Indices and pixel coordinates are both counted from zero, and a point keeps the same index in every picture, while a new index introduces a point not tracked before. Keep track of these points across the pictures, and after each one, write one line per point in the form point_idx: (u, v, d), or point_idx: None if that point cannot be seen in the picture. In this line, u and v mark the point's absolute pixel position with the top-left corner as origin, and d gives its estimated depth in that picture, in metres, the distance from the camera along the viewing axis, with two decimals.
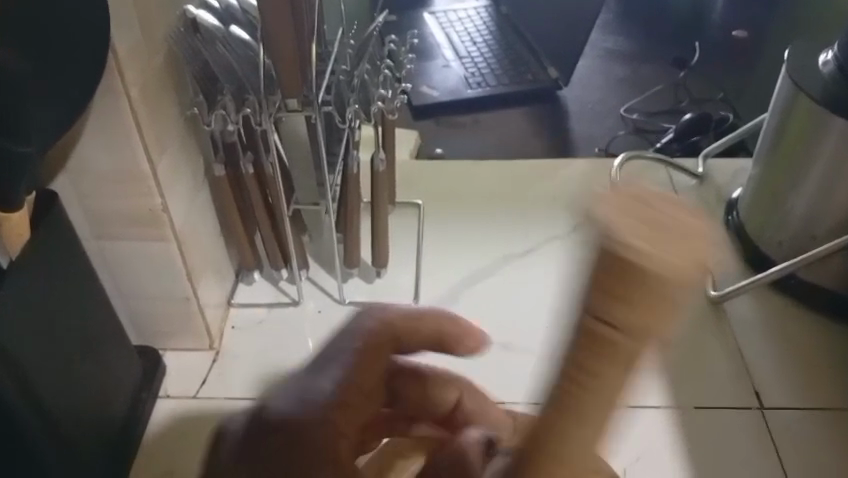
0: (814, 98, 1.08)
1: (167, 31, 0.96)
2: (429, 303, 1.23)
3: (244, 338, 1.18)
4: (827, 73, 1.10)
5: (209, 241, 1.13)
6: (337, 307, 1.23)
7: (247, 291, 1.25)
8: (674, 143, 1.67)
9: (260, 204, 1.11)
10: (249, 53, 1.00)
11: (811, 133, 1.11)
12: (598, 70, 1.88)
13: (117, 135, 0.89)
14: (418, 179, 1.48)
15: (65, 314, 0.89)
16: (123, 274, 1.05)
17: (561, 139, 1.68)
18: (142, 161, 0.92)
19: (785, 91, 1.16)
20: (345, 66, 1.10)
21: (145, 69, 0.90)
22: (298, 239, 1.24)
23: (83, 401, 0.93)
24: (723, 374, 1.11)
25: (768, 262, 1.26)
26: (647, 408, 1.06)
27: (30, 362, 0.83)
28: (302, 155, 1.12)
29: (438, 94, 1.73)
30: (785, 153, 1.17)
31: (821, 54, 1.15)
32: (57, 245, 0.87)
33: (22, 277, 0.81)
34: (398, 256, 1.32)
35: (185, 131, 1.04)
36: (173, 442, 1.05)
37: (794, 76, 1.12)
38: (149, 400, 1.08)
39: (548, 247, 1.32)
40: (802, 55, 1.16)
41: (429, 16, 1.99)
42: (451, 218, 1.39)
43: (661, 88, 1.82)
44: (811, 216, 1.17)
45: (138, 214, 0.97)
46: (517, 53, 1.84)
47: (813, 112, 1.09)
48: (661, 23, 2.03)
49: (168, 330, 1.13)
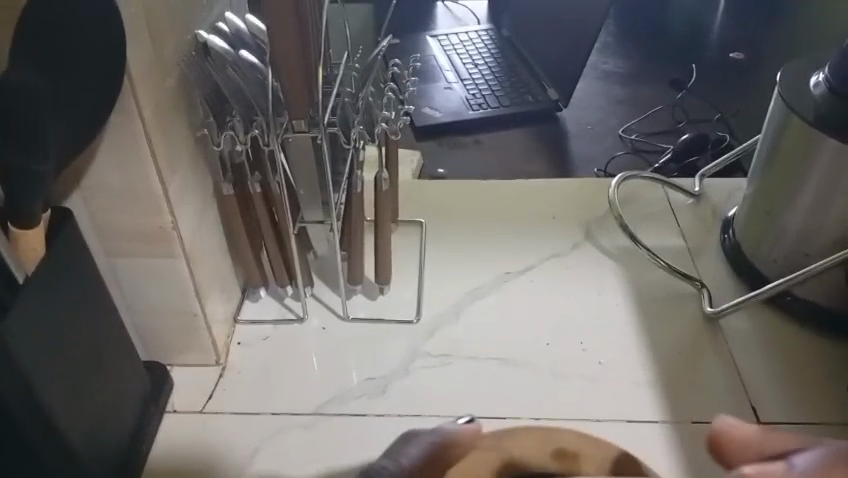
0: (806, 119, 1.12)
1: (179, 55, 1.00)
2: (431, 320, 1.26)
3: (250, 354, 1.21)
4: (819, 95, 1.14)
5: (216, 258, 1.16)
6: (341, 323, 1.25)
7: (253, 308, 1.28)
8: (671, 163, 1.71)
9: (266, 222, 1.14)
10: (257, 75, 1.04)
11: (804, 153, 1.14)
12: (596, 92, 1.92)
13: (130, 155, 0.92)
14: (420, 198, 1.51)
15: (77, 326, 0.91)
16: (134, 290, 1.07)
17: (560, 159, 1.71)
18: (153, 180, 0.95)
19: (778, 113, 1.19)
20: (350, 88, 1.15)
21: (158, 91, 0.93)
22: (303, 256, 1.27)
23: (94, 414, 0.95)
24: (720, 389, 1.13)
25: (763, 279, 1.28)
26: (645, 423, 1.08)
27: (42, 371, 0.85)
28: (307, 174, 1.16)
29: (440, 115, 1.77)
30: (779, 173, 1.20)
31: (813, 76, 1.18)
32: (72, 261, 0.90)
33: (37, 291, 0.84)
34: (401, 274, 1.35)
35: (195, 151, 1.07)
36: (181, 454, 1.07)
37: (787, 97, 1.16)
38: (156, 414, 1.10)
39: (548, 264, 1.35)
40: (794, 77, 1.20)
41: (431, 40, 2.03)
42: (453, 236, 1.42)
43: (659, 109, 1.86)
44: (805, 233, 1.19)
45: (148, 231, 1.00)
46: (517, 75, 1.88)
47: (805, 133, 1.12)
48: (659, 47, 2.07)
49: (176, 346, 1.15)
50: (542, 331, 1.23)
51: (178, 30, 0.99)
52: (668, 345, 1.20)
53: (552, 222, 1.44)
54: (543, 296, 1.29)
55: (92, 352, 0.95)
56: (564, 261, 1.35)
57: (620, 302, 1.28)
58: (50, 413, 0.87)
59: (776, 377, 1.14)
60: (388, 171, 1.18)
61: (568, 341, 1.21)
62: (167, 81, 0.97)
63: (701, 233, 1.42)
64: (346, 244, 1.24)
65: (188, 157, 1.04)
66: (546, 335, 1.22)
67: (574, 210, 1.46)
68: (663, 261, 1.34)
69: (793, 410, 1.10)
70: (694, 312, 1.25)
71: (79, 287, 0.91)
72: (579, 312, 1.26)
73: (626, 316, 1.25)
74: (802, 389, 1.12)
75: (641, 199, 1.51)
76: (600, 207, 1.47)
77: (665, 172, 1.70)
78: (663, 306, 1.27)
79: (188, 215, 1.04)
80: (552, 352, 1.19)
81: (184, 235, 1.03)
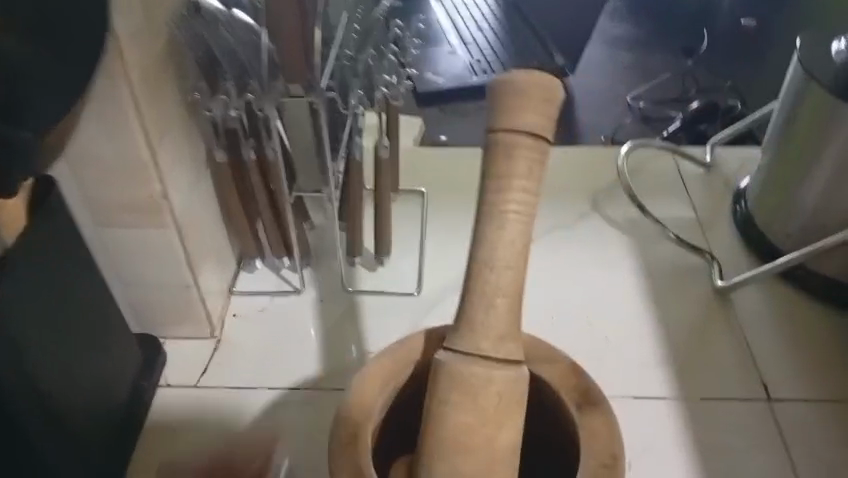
0: (829, 88, 1.06)
1: (166, 16, 0.94)
2: (431, 292, 1.22)
3: (245, 327, 1.17)
4: (841, 61, 1.08)
5: (210, 228, 1.12)
6: (340, 295, 1.22)
7: (248, 279, 1.24)
8: (681, 132, 1.65)
9: (262, 192, 1.10)
10: (252, 38, 0.97)
11: (825, 123, 1.09)
12: (605, 57, 1.85)
13: (116, 123, 0.87)
14: (422, 167, 1.46)
15: (67, 300, 0.88)
16: (125, 262, 1.04)
17: (565, 128, 1.66)
18: (142, 150, 0.90)
19: (798, 80, 1.13)
20: (348, 51, 1.09)
21: (144, 53, 0.88)
22: (301, 226, 1.23)
23: (84, 391, 0.93)
24: (731, 367, 1.10)
25: (776, 253, 1.24)
26: (651, 401, 1.06)
27: (31, 344, 0.82)
28: (304, 141, 1.11)
29: (443, 81, 1.72)
30: (796, 144, 1.16)
31: (835, 41, 1.12)
32: (59, 232, 0.86)
33: (24, 265, 0.80)
34: (401, 245, 1.31)
35: (186, 117, 1.02)
36: (179, 430, 1.05)
37: (808, 64, 1.10)
38: (149, 390, 1.08)
39: (554, 235, 1.30)
40: (815, 42, 1.14)
41: (434, 0, 1.96)
42: (455, 206, 1.37)
43: (669, 76, 1.80)
44: (822, 206, 1.15)
45: (139, 201, 0.96)
46: (523, 39, 1.82)
47: (828, 102, 1.07)
48: (670, 10, 1.99)
49: (170, 319, 1.12)
50: (547, 306, 1.19)
51: None
52: (677, 321, 1.16)
53: (558, 192, 1.39)
54: (548, 269, 1.25)
55: (83, 324, 0.92)
56: (570, 233, 1.31)
57: (628, 276, 1.24)
58: (40, 388, 0.84)
59: (787, 353, 1.12)
60: (388, 138, 1.14)
61: (573, 316, 1.17)
62: (154, 42, 0.91)
63: (711, 205, 1.38)
64: (344, 215, 1.21)
65: (178, 124, 0.99)
66: (551, 310, 1.18)
67: (581, 179, 1.41)
68: (672, 234, 1.29)
69: (804, 388, 1.08)
70: (705, 288, 1.21)
71: (66, 258, 0.88)
72: (586, 285, 1.22)
73: (634, 291, 1.21)
74: (812, 366, 1.11)
75: (649, 168, 1.46)
76: (608, 176, 1.42)
77: (674, 140, 1.65)
78: (672, 280, 1.23)
79: (180, 183, 1.00)
80: (556, 327, 1.16)
81: (177, 204, 0.99)
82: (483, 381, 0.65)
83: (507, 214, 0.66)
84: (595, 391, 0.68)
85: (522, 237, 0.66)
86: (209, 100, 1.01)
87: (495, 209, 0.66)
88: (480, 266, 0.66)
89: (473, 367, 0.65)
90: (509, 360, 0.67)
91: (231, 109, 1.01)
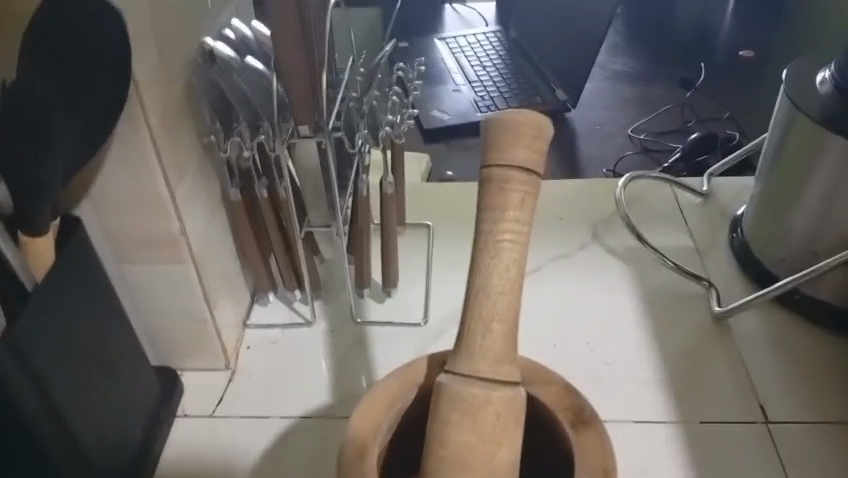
0: (813, 118, 1.11)
1: (185, 62, 1.01)
2: (439, 322, 1.26)
3: (260, 358, 1.22)
4: (826, 92, 1.14)
5: (225, 262, 1.17)
6: (351, 326, 1.26)
7: (263, 312, 1.29)
8: (680, 163, 1.70)
9: (274, 227, 1.15)
10: (263, 82, 1.05)
11: (810, 152, 1.13)
12: (605, 92, 1.91)
13: (138, 163, 0.93)
14: (429, 202, 1.51)
15: (89, 333, 0.93)
16: (145, 295, 1.09)
17: (569, 161, 1.70)
18: (161, 187, 0.96)
19: (784, 112, 1.19)
20: (355, 93, 1.15)
21: (177, 95, 0.96)
22: (312, 260, 1.28)
23: (105, 420, 0.97)
24: (729, 388, 1.13)
25: (772, 277, 1.28)
26: (652, 423, 1.09)
27: (54, 373, 0.86)
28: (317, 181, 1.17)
29: (449, 118, 1.78)
30: (784, 173, 1.20)
31: (820, 73, 1.18)
32: (82, 267, 0.91)
33: (48, 298, 0.85)
34: (409, 277, 1.35)
35: (203, 157, 1.08)
36: (194, 459, 1.08)
37: (793, 96, 1.16)
38: (166, 419, 1.12)
39: (554, 265, 1.34)
40: (802, 74, 1.20)
41: (439, 42, 2.04)
42: (461, 239, 1.42)
43: (669, 109, 1.85)
44: (813, 232, 1.19)
45: (159, 237, 1.01)
46: (525, 77, 1.89)
47: (813, 132, 1.12)
48: (668, 46, 2.05)
49: (187, 350, 1.17)
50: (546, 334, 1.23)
51: (184, 37, 1.00)
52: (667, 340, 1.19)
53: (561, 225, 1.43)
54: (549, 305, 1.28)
55: (103, 355, 0.96)
56: (573, 263, 1.35)
57: (629, 303, 1.27)
58: (64, 415, 0.88)
59: (786, 375, 1.15)
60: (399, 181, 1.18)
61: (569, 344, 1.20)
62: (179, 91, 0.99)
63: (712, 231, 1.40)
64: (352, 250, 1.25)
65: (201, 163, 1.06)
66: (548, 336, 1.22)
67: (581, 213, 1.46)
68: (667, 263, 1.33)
69: (800, 409, 1.10)
70: (704, 313, 1.25)
71: (91, 290, 0.93)
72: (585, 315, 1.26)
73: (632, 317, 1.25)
74: (810, 388, 1.13)
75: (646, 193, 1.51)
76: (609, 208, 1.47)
77: (674, 171, 1.70)
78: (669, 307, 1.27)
79: (199, 222, 1.05)
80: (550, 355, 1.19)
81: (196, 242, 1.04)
82: (481, 401, 0.69)
83: (502, 243, 0.70)
84: (589, 411, 0.71)
85: (516, 265, 0.71)
86: (228, 140, 1.09)
87: (491, 239, 0.71)
88: (478, 292, 0.71)
89: (472, 388, 0.69)
90: (506, 381, 0.70)
91: (244, 149, 1.07)
